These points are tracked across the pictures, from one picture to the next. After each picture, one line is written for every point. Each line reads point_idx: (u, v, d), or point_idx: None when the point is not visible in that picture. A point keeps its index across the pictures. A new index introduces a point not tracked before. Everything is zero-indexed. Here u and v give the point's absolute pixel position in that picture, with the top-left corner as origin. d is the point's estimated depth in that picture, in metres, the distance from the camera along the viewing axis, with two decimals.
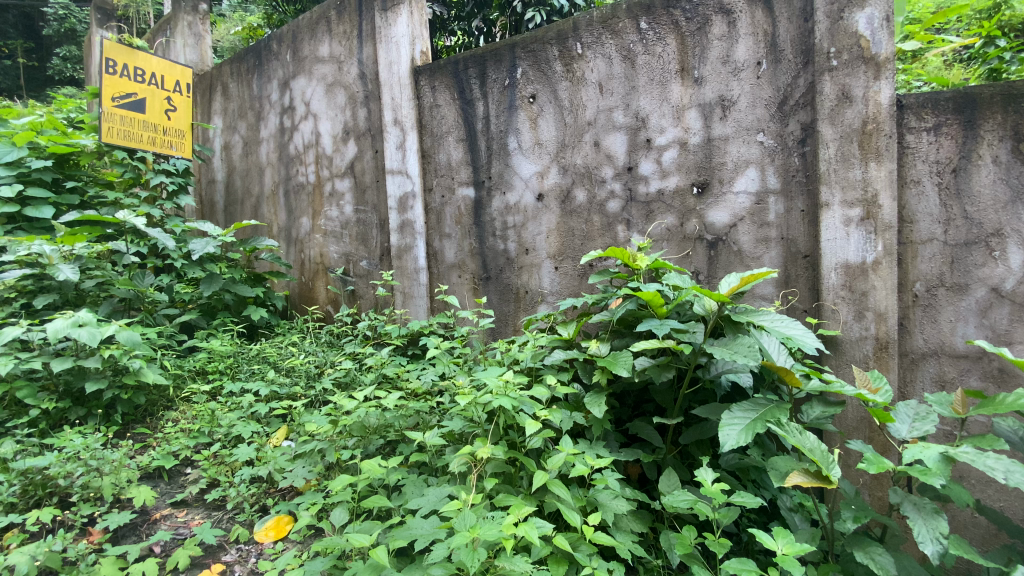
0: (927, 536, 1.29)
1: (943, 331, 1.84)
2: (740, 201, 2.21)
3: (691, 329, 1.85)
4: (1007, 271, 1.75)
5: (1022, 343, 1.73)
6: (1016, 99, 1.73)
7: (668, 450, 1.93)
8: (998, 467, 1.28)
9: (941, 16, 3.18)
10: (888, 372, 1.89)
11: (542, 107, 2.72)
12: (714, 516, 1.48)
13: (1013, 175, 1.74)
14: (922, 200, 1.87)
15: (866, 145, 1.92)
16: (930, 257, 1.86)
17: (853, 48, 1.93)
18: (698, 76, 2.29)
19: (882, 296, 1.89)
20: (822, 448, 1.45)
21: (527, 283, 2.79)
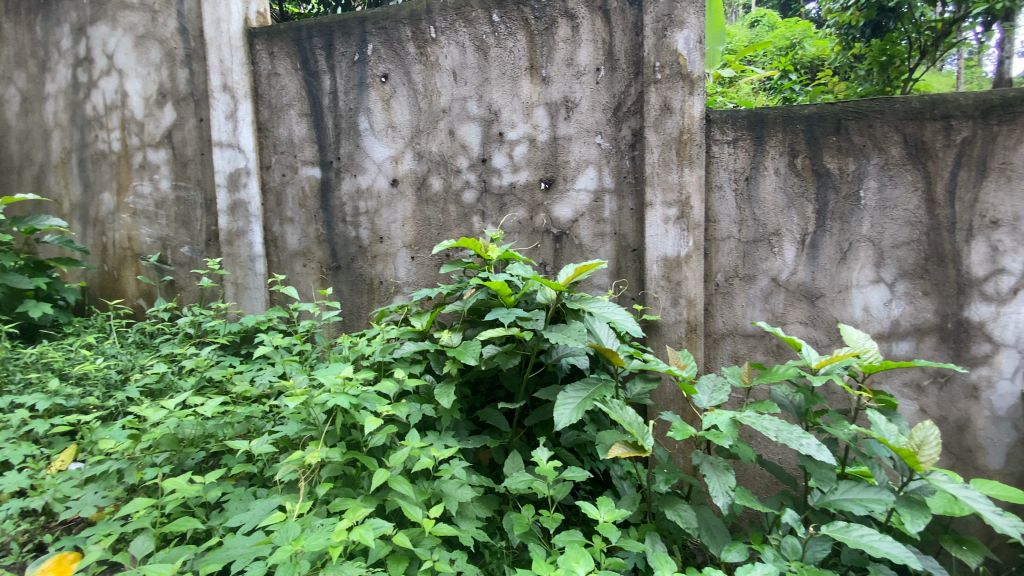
0: (719, 490, 1.49)
1: (737, 315, 2.18)
2: (581, 197, 2.35)
3: (534, 317, 1.92)
4: (783, 265, 2.12)
5: (792, 323, 2.12)
6: (793, 121, 2.07)
7: (514, 433, 1.99)
8: (771, 427, 1.52)
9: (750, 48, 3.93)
10: (696, 350, 2.18)
11: (395, 88, 2.60)
12: (548, 493, 1.55)
13: (788, 184, 2.10)
14: (723, 203, 2.17)
15: (682, 152, 2.16)
16: (728, 251, 2.18)
17: (674, 64, 2.17)
18: (546, 75, 2.38)
19: (693, 285, 2.17)
20: (639, 421, 1.58)
21: (381, 273, 2.66)
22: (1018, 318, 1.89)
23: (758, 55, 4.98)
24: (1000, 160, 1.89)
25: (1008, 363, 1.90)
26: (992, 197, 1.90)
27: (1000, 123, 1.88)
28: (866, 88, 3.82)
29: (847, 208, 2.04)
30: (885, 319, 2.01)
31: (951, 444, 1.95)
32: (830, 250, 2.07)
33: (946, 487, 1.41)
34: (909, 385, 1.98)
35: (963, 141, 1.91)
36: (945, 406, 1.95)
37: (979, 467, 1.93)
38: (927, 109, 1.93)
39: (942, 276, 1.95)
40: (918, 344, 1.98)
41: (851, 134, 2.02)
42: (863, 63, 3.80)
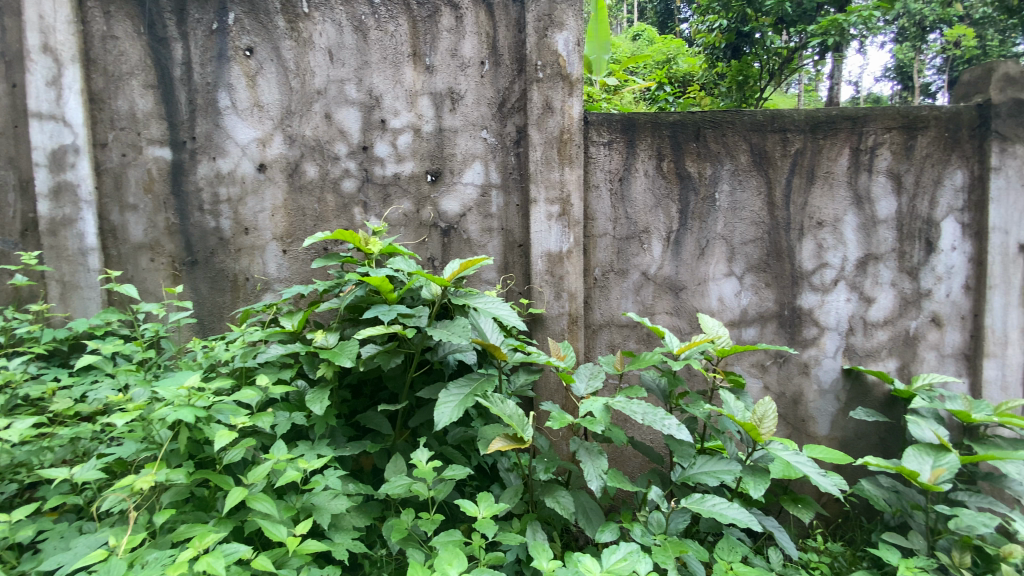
0: (593, 474, 1.50)
1: (613, 307, 2.30)
2: (468, 191, 2.31)
3: (417, 313, 1.78)
4: (652, 260, 2.28)
5: (660, 314, 2.29)
6: (659, 127, 2.23)
7: (397, 436, 1.88)
8: (638, 410, 1.57)
9: (633, 58, 4.30)
10: (578, 341, 2.26)
11: (261, 64, 2.36)
12: (428, 495, 1.47)
13: (656, 185, 2.25)
14: (599, 202, 2.27)
15: (563, 152, 2.22)
16: (604, 247, 2.29)
17: (554, 65, 2.21)
18: (430, 64, 2.30)
19: (573, 278, 2.24)
20: (520, 413, 1.54)
21: (248, 268, 2.40)
22: (837, 304, 2.22)
23: (639, 67, 5.37)
24: (824, 170, 2.20)
25: (830, 343, 2.23)
26: (817, 201, 2.21)
27: (824, 137, 2.18)
28: (726, 103, 4.45)
29: (705, 208, 2.25)
30: (736, 308, 2.25)
31: (788, 416, 2.23)
32: (690, 246, 2.26)
33: (782, 454, 1.55)
34: (755, 366, 2.24)
35: (796, 152, 2.20)
36: (784, 381, 2.23)
37: (810, 434, 2.23)
38: (767, 123, 2.19)
39: (780, 269, 2.23)
40: (762, 329, 2.25)
41: (708, 141, 2.22)
42: (723, 81, 4.43)
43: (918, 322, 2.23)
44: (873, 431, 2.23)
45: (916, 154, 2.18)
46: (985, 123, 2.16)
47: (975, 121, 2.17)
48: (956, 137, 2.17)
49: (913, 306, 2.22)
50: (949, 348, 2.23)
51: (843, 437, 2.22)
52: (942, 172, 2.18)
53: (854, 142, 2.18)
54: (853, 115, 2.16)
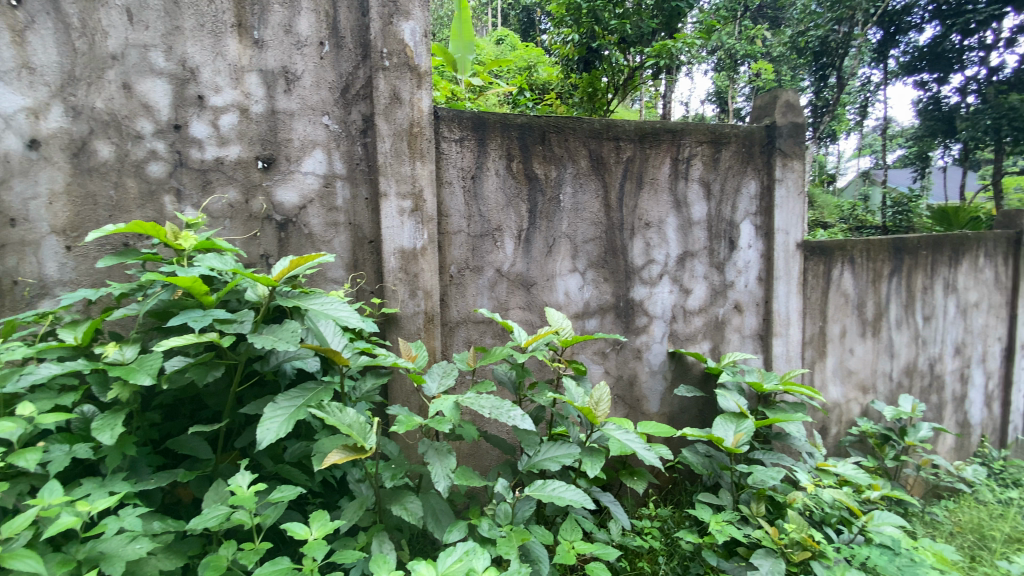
0: (440, 475, 1.42)
1: (469, 304, 2.23)
2: (307, 182, 2.07)
3: (239, 319, 1.55)
4: (504, 257, 2.28)
5: (513, 310, 2.30)
6: (508, 128, 2.24)
7: (221, 459, 1.65)
8: (487, 405, 1.50)
9: (496, 61, 4.32)
10: (434, 340, 2.13)
11: (32, 16, 1.88)
12: (252, 522, 1.30)
13: (507, 185, 2.26)
14: (453, 199, 2.19)
15: (413, 145, 2.09)
16: (459, 245, 2.21)
17: (401, 54, 2.08)
18: (259, 38, 2.04)
19: (427, 277, 2.11)
20: (361, 421, 1.43)
21: (15, 268, 1.90)
22: (662, 295, 2.50)
23: (502, 70, 5.54)
24: (649, 176, 2.45)
25: (658, 330, 2.50)
26: (645, 204, 2.46)
27: (650, 147, 2.43)
28: (579, 112, 4.87)
29: (551, 209, 2.33)
30: (579, 301, 2.39)
31: (626, 397, 2.44)
32: (539, 244, 2.33)
33: (616, 434, 1.68)
34: (597, 353, 2.41)
35: (627, 159, 2.41)
36: (622, 366, 2.44)
37: (644, 412, 2.47)
38: (603, 131, 2.36)
39: (615, 265, 2.43)
40: (602, 320, 2.43)
41: (553, 145, 2.31)
42: (576, 91, 4.80)
43: (725, 309, 2.60)
44: (693, 405, 2.55)
45: (721, 165, 2.54)
46: (771, 142, 2.59)
47: (763, 139, 2.59)
48: (751, 152, 2.57)
49: (720, 295, 2.58)
50: (748, 330, 2.64)
51: (669, 412, 2.50)
52: (740, 181, 2.57)
53: (674, 152, 2.46)
54: (672, 129, 2.44)
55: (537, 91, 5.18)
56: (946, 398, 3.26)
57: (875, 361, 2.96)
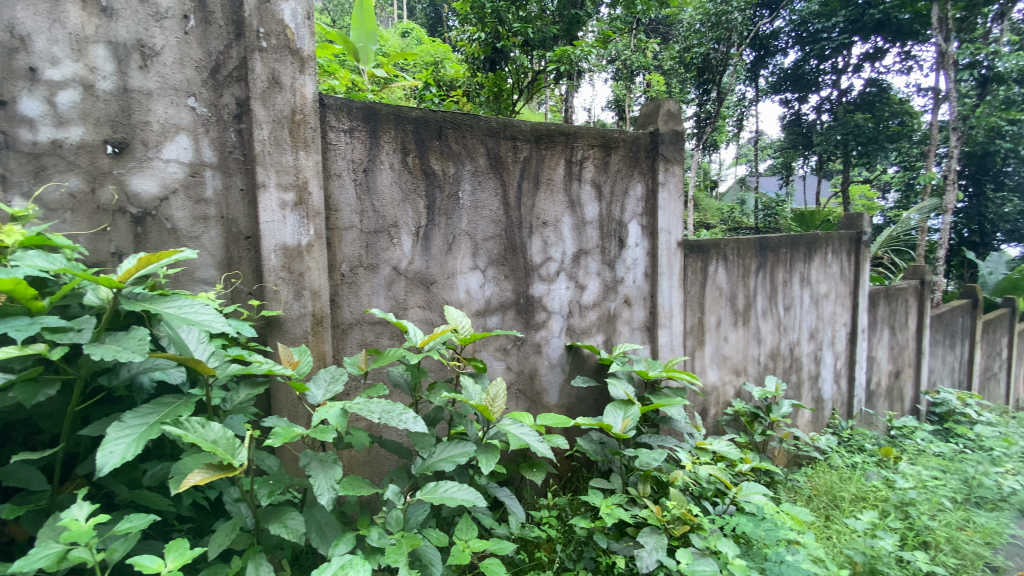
0: (324, 487, 1.33)
1: (363, 303, 2.09)
2: (169, 170, 1.80)
3: (76, 327, 1.34)
4: (401, 254, 2.16)
5: (412, 310, 2.20)
6: (403, 121, 2.14)
7: (59, 490, 1.41)
8: (376, 409, 1.40)
9: (402, 54, 4.14)
10: (324, 344, 1.96)
11: None
12: (93, 560, 1.12)
13: (402, 179, 2.15)
14: (343, 192, 2.03)
15: (296, 133, 1.90)
16: (351, 241, 2.06)
17: (280, 35, 1.88)
18: (108, 4, 1.72)
19: (315, 276, 1.94)
20: (228, 436, 1.31)
21: None
22: (559, 292, 2.57)
23: (408, 64, 5.42)
24: (545, 177, 2.50)
25: (556, 325, 2.57)
26: (542, 204, 2.50)
27: (545, 148, 2.49)
28: (485, 111, 4.88)
29: (450, 205, 2.26)
30: (480, 299, 2.36)
31: (527, 391, 2.48)
32: (438, 241, 2.24)
33: (511, 430, 1.68)
34: (499, 350, 2.40)
35: (524, 159, 2.44)
36: (522, 361, 2.47)
37: (544, 405, 2.53)
38: (500, 130, 2.36)
39: (515, 263, 2.44)
40: (503, 317, 2.42)
41: (450, 141, 2.25)
42: (482, 91, 4.85)
43: (616, 303, 2.75)
44: (588, 395, 2.67)
45: (611, 169, 2.67)
46: (654, 148, 2.78)
47: (648, 145, 2.77)
48: (637, 157, 2.75)
49: (612, 290, 2.72)
50: (636, 322, 2.81)
51: (567, 403, 2.59)
52: (628, 184, 2.73)
53: (568, 154, 2.54)
54: (566, 131, 2.52)
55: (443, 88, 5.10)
56: (803, 377, 3.73)
57: (746, 347, 3.30)
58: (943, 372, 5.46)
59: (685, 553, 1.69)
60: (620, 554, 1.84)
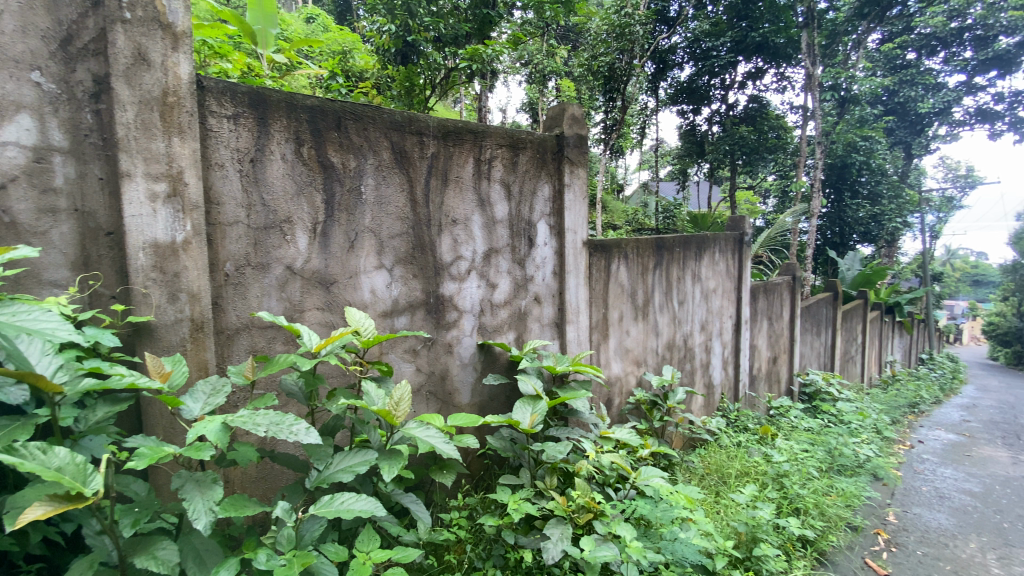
0: (200, 510, 1.21)
1: (251, 306, 1.92)
2: (5, 154, 1.51)
3: None
4: (296, 252, 2.01)
5: (310, 312, 2.06)
6: (296, 109, 2.00)
7: None
8: (263, 422, 1.30)
9: (306, 40, 3.77)
10: (206, 352, 1.78)
11: None
12: None
13: (296, 172, 2.01)
14: (227, 183, 1.86)
15: (168, 118, 1.70)
16: (237, 238, 1.88)
17: (148, 6, 1.66)
18: None
19: (194, 277, 1.74)
20: (79, 461, 1.14)
21: None
22: (471, 290, 2.54)
23: (313, 51, 5.06)
24: (454, 174, 2.46)
25: (467, 324, 2.54)
26: (451, 202, 2.46)
27: (453, 145, 2.45)
28: (396, 106, 4.68)
29: (350, 201, 2.15)
30: (387, 299, 2.25)
31: (438, 392, 2.42)
32: (338, 239, 2.12)
33: (416, 433, 1.63)
34: (408, 352, 2.32)
35: (431, 155, 2.38)
36: (433, 362, 2.41)
37: (456, 405, 2.49)
38: (405, 124, 2.29)
39: (424, 261, 2.37)
40: (412, 317, 2.34)
41: (350, 133, 2.15)
42: (394, 84, 4.63)
43: (526, 301, 2.79)
44: (500, 393, 2.68)
45: (519, 168, 2.71)
46: (560, 150, 2.86)
47: (555, 147, 2.85)
48: (544, 159, 2.81)
49: (522, 289, 2.76)
50: (546, 319, 2.87)
51: (479, 402, 2.57)
52: (536, 185, 2.78)
53: (476, 153, 2.53)
54: (474, 129, 2.51)
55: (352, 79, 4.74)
56: (697, 366, 4.05)
57: (646, 340, 3.51)
58: (811, 357, 6.22)
59: (588, 540, 1.75)
60: (528, 548, 1.86)
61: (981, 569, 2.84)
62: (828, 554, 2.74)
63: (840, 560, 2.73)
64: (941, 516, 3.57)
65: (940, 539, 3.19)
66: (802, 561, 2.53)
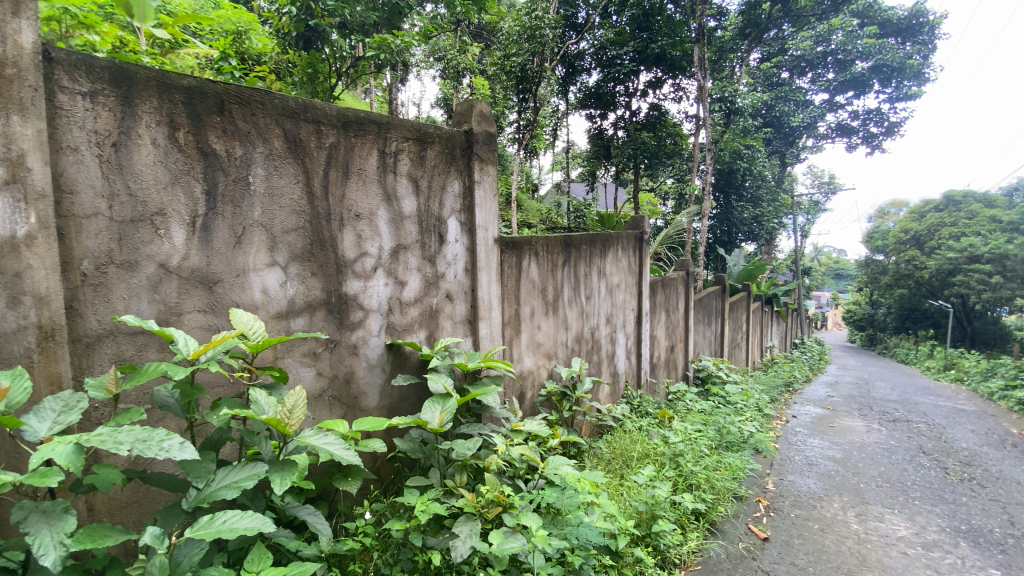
0: (49, 545, 1.04)
1: (116, 309, 1.69)
2: None
3: None
4: (172, 248, 1.81)
5: (190, 314, 1.86)
6: (169, 90, 1.80)
7: None
8: (127, 440, 1.15)
9: (194, 16, 3.35)
10: (59, 363, 1.54)
11: None
12: None
13: (171, 159, 1.81)
14: (82, 170, 1.62)
15: (4, 92, 1.45)
16: (96, 232, 1.65)
17: None
18: None
19: (41, 278, 1.50)
20: None
21: None
22: (377, 288, 2.44)
23: (200, 30, 4.43)
24: (356, 166, 2.35)
25: (374, 324, 2.44)
26: (354, 195, 2.35)
27: (354, 136, 2.34)
28: (298, 94, 4.37)
29: (237, 192, 1.98)
30: (282, 299, 2.10)
31: (343, 396, 2.31)
32: (223, 234, 1.94)
33: (311, 441, 1.54)
34: (307, 355, 2.18)
35: (331, 145, 2.26)
36: (336, 364, 2.29)
37: (362, 408, 2.39)
38: (300, 111, 2.15)
39: (324, 258, 2.23)
40: (312, 318, 2.20)
41: (235, 118, 1.97)
42: (295, 70, 4.34)
43: (438, 299, 2.74)
44: (410, 393, 2.61)
45: (427, 163, 2.65)
46: (469, 146, 2.85)
47: (464, 144, 2.83)
48: (453, 154, 2.78)
49: (433, 286, 2.71)
50: (458, 317, 2.85)
51: (388, 404, 2.49)
52: (445, 180, 2.74)
53: (380, 145, 2.44)
54: (377, 120, 2.41)
55: (248, 62, 4.38)
56: (603, 357, 4.25)
57: (555, 334, 3.62)
58: (703, 345, 6.79)
59: (496, 534, 1.76)
60: (436, 548, 1.84)
61: (842, 523, 3.28)
62: (718, 523, 3.01)
63: (728, 528, 3.01)
64: (810, 480, 4.07)
65: (809, 501, 3.64)
66: (695, 532, 2.76)
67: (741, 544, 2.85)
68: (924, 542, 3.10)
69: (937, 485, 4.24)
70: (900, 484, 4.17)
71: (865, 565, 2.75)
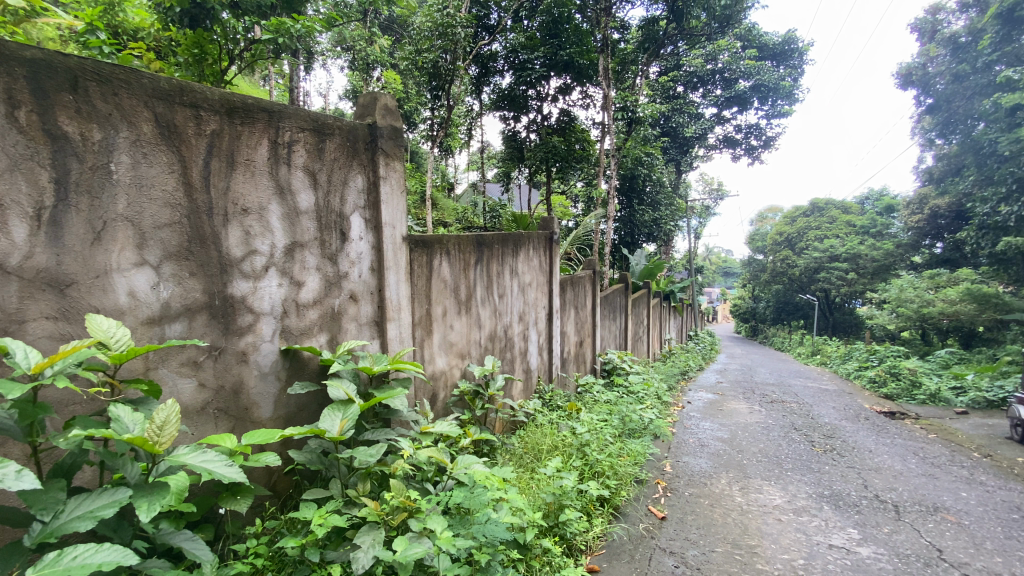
0: None
1: None
2: None
3: None
4: (9, 245, 1.55)
5: (35, 322, 1.60)
6: (6, 61, 1.55)
7: None
8: None
9: None
10: None
11: None
12: None
13: (9, 142, 1.55)
14: None
15: None
16: None
17: None
18: None
19: None
20: None
21: None
22: (270, 290, 2.26)
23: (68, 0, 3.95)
24: (243, 156, 2.17)
25: (267, 328, 2.26)
26: (241, 188, 2.16)
27: (241, 124, 2.16)
28: (181, 76, 3.95)
29: (95, 181, 1.74)
30: (154, 303, 1.88)
31: (230, 408, 2.12)
32: (77, 230, 1.69)
33: (187, 460, 1.40)
34: (187, 364, 1.98)
35: (212, 133, 2.06)
36: (222, 374, 2.09)
37: (253, 420, 2.21)
38: (175, 93, 1.94)
39: (205, 257, 2.03)
40: (191, 323, 1.99)
41: (94, 98, 1.74)
42: (179, 49, 3.95)
43: (340, 300, 2.61)
44: (309, 401, 2.46)
45: (326, 156, 2.52)
46: (373, 140, 2.75)
47: (366, 137, 2.73)
48: (355, 147, 2.66)
49: (334, 286, 2.57)
50: (363, 318, 2.73)
51: (284, 414, 2.33)
52: (346, 175, 2.62)
53: (272, 134, 2.27)
54: (268, 108, 2.25)
55: (121, 37, 3.86)
56: (516, 354, 4.32)
57: (468, 333, 3.61)
58: (609, 339, 7.17)
59: (399, 541, 1.71)
60: (335, 562, 1.76)
61: (728, 497, 3.62)
62: (621, 507, 3.20)
63: (629, 511, 3.20)
64: (702, 460, 4.46)
65: (701, 479, 3.97)
66: (600, 518, 2.90)
67: (641, 525, 3.04)
68: (794, 508, 3.52)
69: (805, 456, 4.84)
70: (775, 458, 4.70)
71: (747, 533, 3.05)
